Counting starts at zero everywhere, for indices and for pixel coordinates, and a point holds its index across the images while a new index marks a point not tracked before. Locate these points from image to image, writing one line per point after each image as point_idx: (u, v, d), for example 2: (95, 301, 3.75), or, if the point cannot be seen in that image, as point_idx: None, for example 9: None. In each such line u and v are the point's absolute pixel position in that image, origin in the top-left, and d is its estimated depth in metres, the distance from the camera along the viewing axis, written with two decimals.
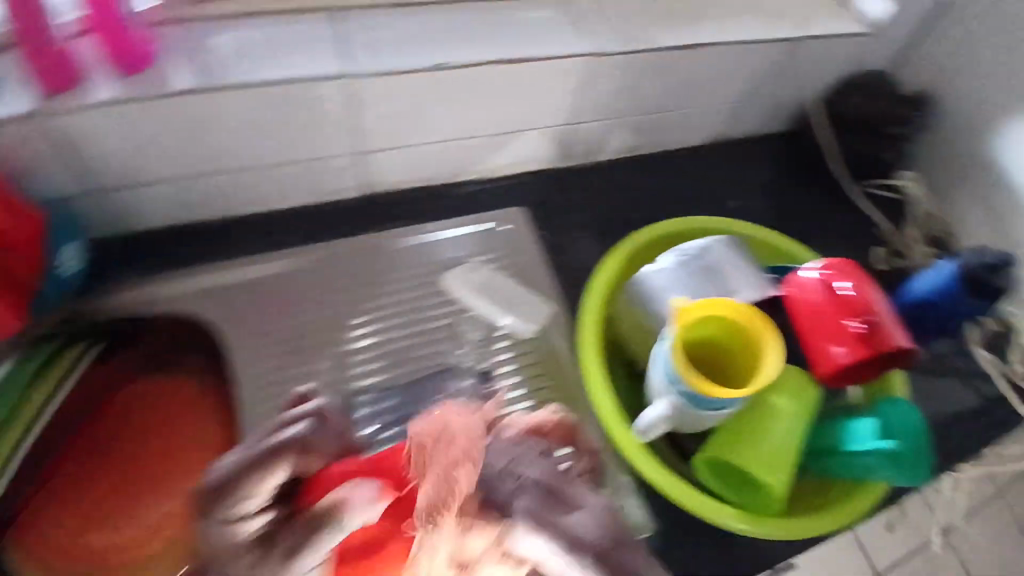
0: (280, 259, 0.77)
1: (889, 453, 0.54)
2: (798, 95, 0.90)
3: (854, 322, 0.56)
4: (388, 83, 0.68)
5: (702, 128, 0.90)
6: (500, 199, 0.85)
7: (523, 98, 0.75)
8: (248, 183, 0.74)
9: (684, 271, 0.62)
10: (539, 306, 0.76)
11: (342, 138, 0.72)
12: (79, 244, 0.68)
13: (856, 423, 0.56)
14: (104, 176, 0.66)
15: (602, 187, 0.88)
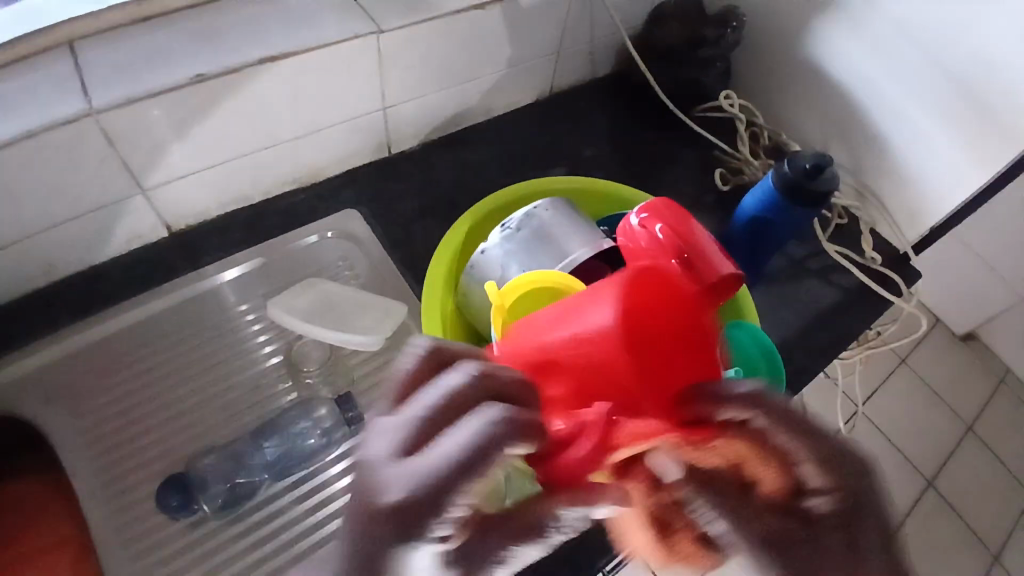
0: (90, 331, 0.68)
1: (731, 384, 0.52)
2: (612, 33, 0.90)
3: (676, 259, 0.55)
4: (141, 109, 0.59)
5: (529, 84, 0.88)
6: (330, 208, 0.79)
7: (321, 92, 0.69)
8: (28, 254, 0.64)
9: (512, 244, 0.59)
10: (379, 305, 0.69)
11: (121, 180, 0.64)
12: None
13: None
14: None
15: (430, 172, 0.84)
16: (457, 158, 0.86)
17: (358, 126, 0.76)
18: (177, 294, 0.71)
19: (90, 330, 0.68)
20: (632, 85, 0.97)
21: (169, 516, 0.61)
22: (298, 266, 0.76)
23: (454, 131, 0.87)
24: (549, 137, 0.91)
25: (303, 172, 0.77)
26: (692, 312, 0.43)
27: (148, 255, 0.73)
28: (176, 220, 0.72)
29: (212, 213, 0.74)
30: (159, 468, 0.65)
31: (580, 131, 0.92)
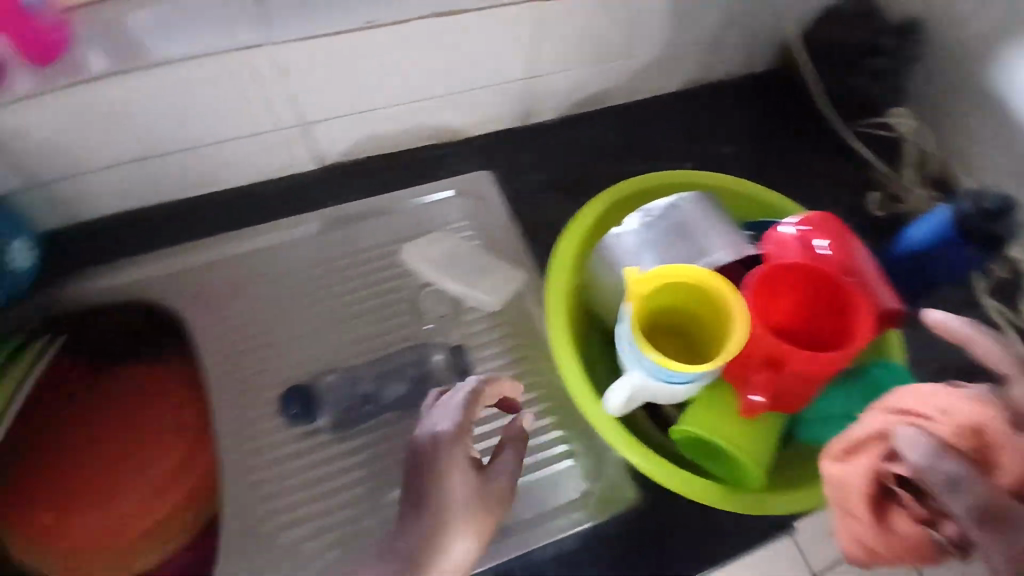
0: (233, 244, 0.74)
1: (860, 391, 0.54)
2: (780, 27, 0.85)
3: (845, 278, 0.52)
4: (315, 48, 0.62)
5: (682, 70, 0.85)
6: (465, 166, 0.81)
7: (478, 52, 0.70)
8: (199, 163, 0.70)
9: (651, 232, 0.58)
10: (501, 268, 0.72)
11: (286, 110, 0.68)
12: (26, 237, 0.65)
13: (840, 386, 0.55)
14: (41, 171, 0.64)
15: (566, 145, 0.83)
16: (597, 135, 0.84)
17: (508, 89, 0.77)
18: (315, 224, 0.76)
19: (238, 242, 0.73)
20: (791, 87, 0.91)
21: (283, 418, 0.67)
22: (425, 216, 0.77)
23: (594, 109, 0.85)
24: (693, 130, 0.87)
25: (446, 125, 0.79)
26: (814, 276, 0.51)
27: (295, 183, 0.77)
28: (325, 154, 0.76)
29: (357, 153, 0.77)
30: (278, 380, 0.69)
31: (726, 130, 0.88)
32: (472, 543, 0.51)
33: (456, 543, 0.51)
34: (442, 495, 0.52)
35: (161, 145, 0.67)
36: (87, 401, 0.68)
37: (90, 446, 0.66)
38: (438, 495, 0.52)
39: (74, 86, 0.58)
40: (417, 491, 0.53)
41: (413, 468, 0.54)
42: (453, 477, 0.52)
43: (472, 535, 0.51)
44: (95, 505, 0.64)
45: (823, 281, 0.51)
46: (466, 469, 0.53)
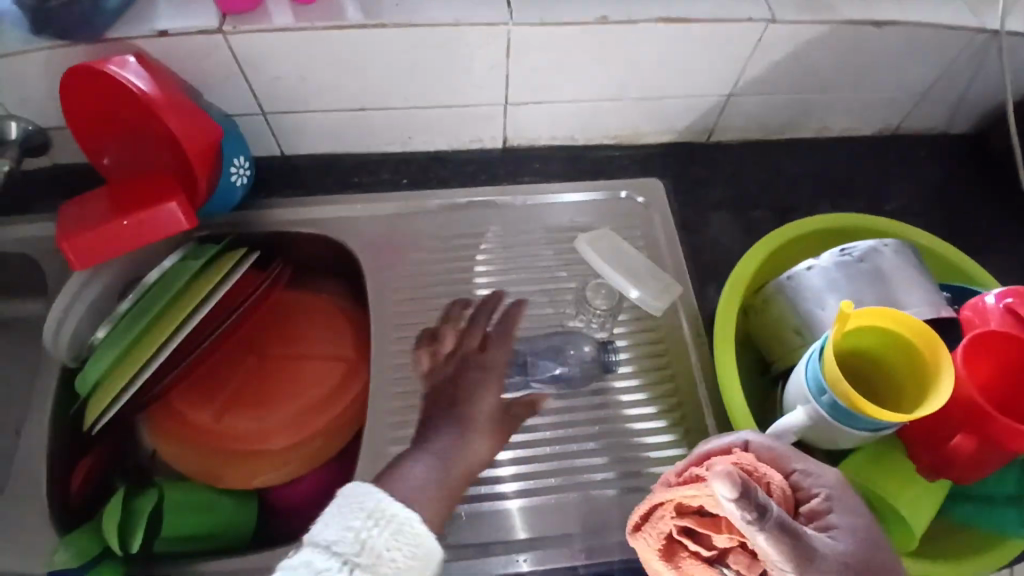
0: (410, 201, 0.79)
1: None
2: (996, 91, 0.81)
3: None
4: (546, 33, 0.66)
5: (871, 116, 0.83)
6: (634, 170, 0.82)
7: (689, 62, 0.71)
8: (399, 121, 0.76)
9: (846, 272, 0.56)
10: (667, 281, 0.71)
11: (496, 87, 0.72)
12: (247, 158, 0.72)
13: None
14: (276, 101, 0.72)
15: (737, 169, 0.83)
16: (769, 165, 0.83)
17: (695, 104, 0.78)
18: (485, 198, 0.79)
19: (419, 199, 0.77)
20: (984, 154, 0.86)
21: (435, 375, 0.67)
22: (592, 211, 0.78)
23: (775, 139, 0.84)
24: (869, 179, 0.84)
25: (625, 128, 0.80)
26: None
27: (472, 156, 0.81)
28: (509, 135, 0.79)
29: (536, 139, 0.80)
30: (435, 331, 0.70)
31: (905, 185, 0.84)
32: (488, 445, 0.63)
33: (477, 440, 0.62)
34: (472, 396, 0.64)
35: (378, 99, 0.72)
36: (267, 320, 0.74)
37: (253, 354, 0.72)
38: (464, 400, 0.64)
39: (324, 33, 0.65)
40: (432, 405, 0.65)
41: (439, 372, 0.67)
42: (480, 392, 0.65)
43: (489, 438, 0.63)
44: (246, 413, 0.70)
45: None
46: (496, 388, 0.66)
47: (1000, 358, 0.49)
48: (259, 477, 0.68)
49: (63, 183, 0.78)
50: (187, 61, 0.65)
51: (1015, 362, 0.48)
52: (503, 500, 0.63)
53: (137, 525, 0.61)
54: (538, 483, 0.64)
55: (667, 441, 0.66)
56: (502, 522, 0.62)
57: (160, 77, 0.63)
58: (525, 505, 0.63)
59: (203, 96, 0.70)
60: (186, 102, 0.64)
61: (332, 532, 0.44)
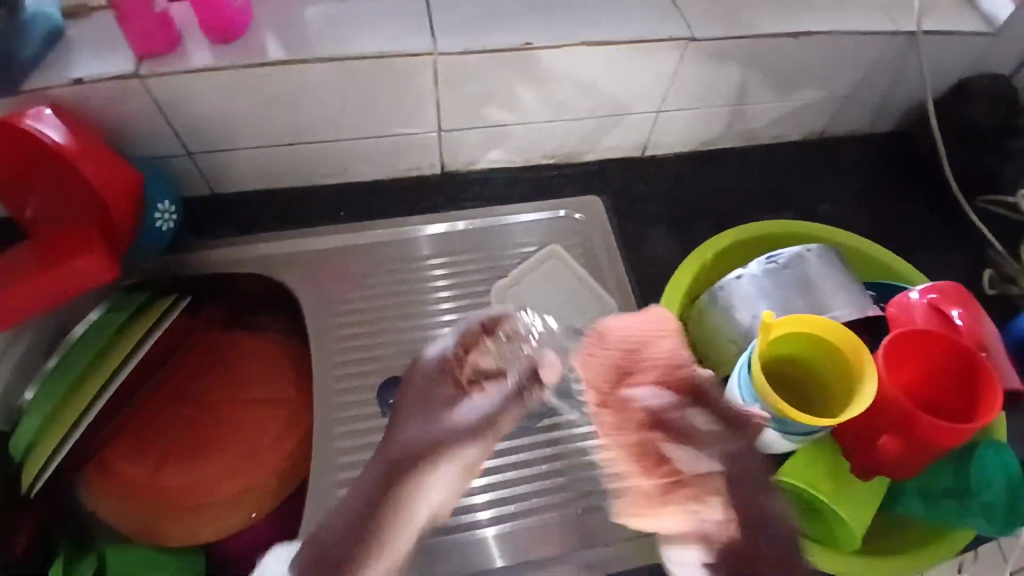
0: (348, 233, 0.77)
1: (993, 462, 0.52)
2: (915, 93, 0.84)
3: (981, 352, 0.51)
4: (473, 62, 0.66)
5: (800, 122, 0.85)
6: (574, 189, 0.82)
7: (616, 82, 0.72)
8: (334, 155, 0.75)
9: (773, 279, 0.57)
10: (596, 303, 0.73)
11: (428, 116, 0.72)
12: (173, 202, 0.71)
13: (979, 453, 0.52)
14: (202, 141, 0.70)
15: (674, 182, 0.84)
16: (705, 177, 0.85)
17: (628, 122, 0.79)
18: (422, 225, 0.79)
19: (358, 232, 0.76)
20: (908, 154, 0.90)
21: (380, 411, 0.67)
22: (533, 232, 0.78)
23: (710, 150, 0.86)
24: (801, 183, 0.87)
25: (562, 149, 0.81)
26: (949, 344, 0.49)
27: (411, 184, 0.80)
28: (447, 162, 0.79)
29: (474, 165, 0.81)
30: (380, 368, 0.70)
31: (836, 186, 0.87)
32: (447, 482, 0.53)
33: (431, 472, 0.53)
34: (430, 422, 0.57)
35: (309, 134, 0.72)
36: (203, 366, 0.73)
37: (187, 407, 0.70)
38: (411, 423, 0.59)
39: (248, 73, 0.64)
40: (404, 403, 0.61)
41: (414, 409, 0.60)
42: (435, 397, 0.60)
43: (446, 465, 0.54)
44: (186, 467, 0.68)
45: (952, 350, 0.49)
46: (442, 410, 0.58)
47: (923, 354, 0.50)
48: (205, 530, 0.67)
49: None
50: (103, 105, 0.64)
51: (936, 355, 0.50)
52: (480, 528, 0.62)
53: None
54: (510, 509, 0.63)
55: None
56: (481, 551, 0.61)
57: (78, 128, 0.62)
58: (500, 531, 0.62)
59: (125, 142, 0.68)
60: (104, 150, 0.63)
61: None
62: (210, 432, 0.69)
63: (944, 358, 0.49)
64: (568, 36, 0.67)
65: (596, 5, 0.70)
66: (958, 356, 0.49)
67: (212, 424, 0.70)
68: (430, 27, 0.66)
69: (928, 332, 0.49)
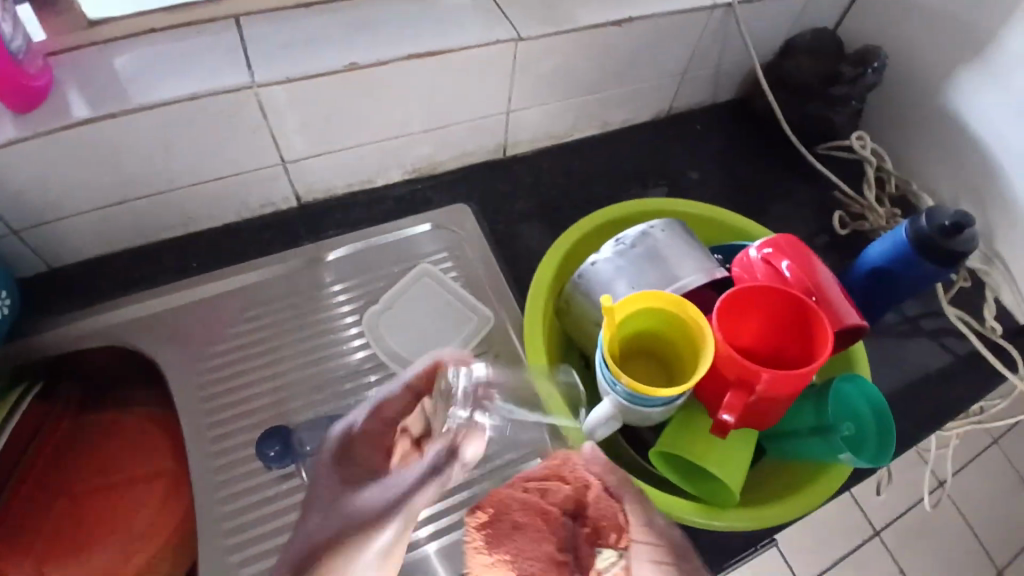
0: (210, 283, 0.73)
1: (866, 406, 0.56)
2: (745, 59, 0.89)
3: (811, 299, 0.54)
4: (304, 90, 0.65)
5: (649, 101, 0.89)
6: (442, 199, 0.82)
7: (456, 89, 0.73)
8: (180, 204, 0.71)
9: (624, 261, 0.59)
10: (476, 319, 0.73)
11: (267, 150, 0.70)
12: (4, 289, 0.64)
13: (845, 392, 0.57)
14: (23, 216, 0.65)
15: (539, 176, 0.86)
16: (568, 166, 0.87)
17: (482, 125, 0.79)
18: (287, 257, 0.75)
19: (218, 281, 0.73)
20: (752, 117, 0.96)
21: (266, 466, 0.64)
22: (406, 249, 0.77)
23: (569, 139, 0.88)
24: (660, 158, 0.90)
25: (422, 161, 0.81)
26: (779, 293, 0.52)
27: (272, 221, 0.78)
28: (306, 192, 0.77)
29: (334, 191, 0.79)
30: (262, 416, 0.68)
31: (692, 156, 0.91)
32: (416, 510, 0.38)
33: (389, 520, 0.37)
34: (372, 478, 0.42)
35: (141, 188, 0.67)
36: (73, 443, 0.67)
37: (55, 501, 0.63)
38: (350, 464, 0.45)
39: (58, 136, 0.59)
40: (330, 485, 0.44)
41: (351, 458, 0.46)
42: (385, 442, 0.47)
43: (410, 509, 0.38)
44: (71, 559, 0.61)
45: (782, 299, 0.52)
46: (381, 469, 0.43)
47: (757, 308, 0.52)
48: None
49: None
50: None
51: (769, 306, 0.52)
52: (420, 545, 0.60)
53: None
54: (450, 521, 0.61)
55: None
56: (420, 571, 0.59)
57: None
58: (442, 545, 0.60)
59: None
60: None
61: None
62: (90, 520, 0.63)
63: (778, 307, 0.52)
64: (398, 51, 0.67)
65: (423, 17, 0.70)
66: (790, 304, 0.52)
67: (88, 512, 0.63)
68: (252, 61, 0.64)
69: (757, 287, 0.52)
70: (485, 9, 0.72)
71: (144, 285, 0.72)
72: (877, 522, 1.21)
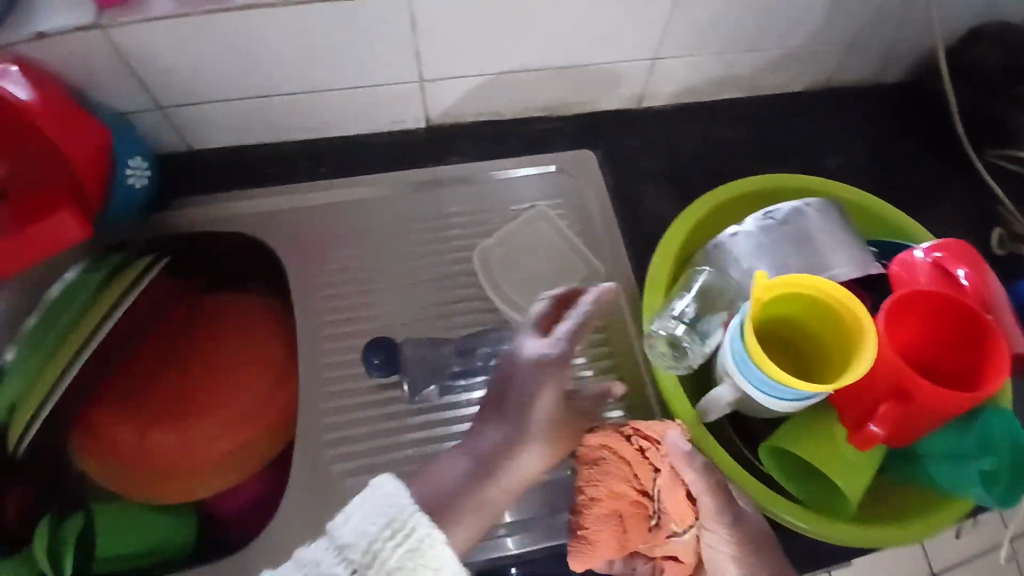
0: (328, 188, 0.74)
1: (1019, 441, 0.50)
2: (928, 40, 0.79)
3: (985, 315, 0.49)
4: (453, 6, 0.62)
5: (807, 72, 0.81)
6: (568, 142, 0.79)
7: (607, 29, 0.68)
8: (314, 108, 0.71)
9: (772, 237, 0.54)
10: (585, 271, 0.71)
11: (407, 66, 0.68)
12: (144, 158, 0.67)
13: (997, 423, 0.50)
14: (172, 94, 0.66)
15: (673, 134, 0.80)
16: (706, 129, 0.81)
17: (624, 72, 0.74)
18: (406, 176, 0.75)
19: (340, 189, 0.74)
20: (919, 107, 0.86)
21: (368, 372, 0.66)
22: (524, 188, 0.75)
23: (711, 100, 0.82)
24: (805, 136, 0.83)
25: (554, 100, 0.77)
26: (954, 306, 0.47)
27: (396, 138, 0.77)
28: (435, 115, 0.76)
29: (462, 117, 0.77)
30: (364, 328, 0.69)
31: (840, 139, 0.83)
32: (542, 460, 0.50)
33: (530, 457, 0.50)
34: (521, 417, 0.51)
35: (280, 84, 0.68)
36: (183, 317, 0.71)
37: (167, 372, 0.68)
38: (511, 388, 0.52)
39: (213, 22, 0.60)
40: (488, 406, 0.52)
41: (504, 384, 0.52)
42: (541, 383, 0.52)
43: (540, 458, 0.50)
44: (167, 428, 0.66)
45: (955, 314, 0.47)
46: (529, 403, 0.51)
47: (925, 317, 0.48)
48: (199, 487, 0.67)
49: None
50: (54, 81, 0.60)
51: (938, 317, 0.48)
52: None
53: (66, 549, 0.61)
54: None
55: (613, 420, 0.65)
56: None
57: (42, 80, 0.59)
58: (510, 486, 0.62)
59: (94, 95, 0.65)
60: (68, 104, 0.60)
61: (348, 532, 0.42)
62: (194, 397, 0.67)
63: (946, 321, 0.48)
64: None
65: None
66: (963, 320, 0.47)
67: (193, 389, 0.68)
68: None
69: (929, 296, 0.47)
70: None
71: (269, 182, 0.74)
72: (939, 562, 1.15)
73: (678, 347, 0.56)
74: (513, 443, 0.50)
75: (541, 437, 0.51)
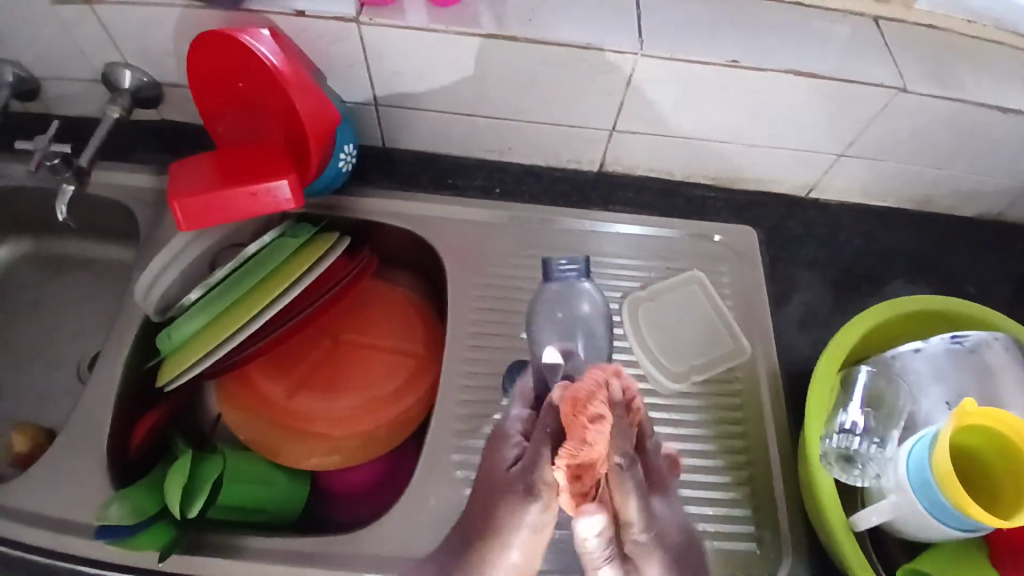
0: (496, 207, 0.78)
1: None
2: None
3: None
4: (671, 68, 0.66)
5: (981, 199, 0.80)
6: (727, 213, 0.81)
7: (803, 118, 0.70)
8: (506, 131, 0.76)
9: (955, 362, 0.56)
10: (725, 346, 0.72)
11: (607, 113, 0.72)
12: (354, 146, 0.74)
13: None
14: (390, 94, 0.72)
15: (832, 230, 0.81)
16: (865, 230, 0.81)
17: (802, 160, 0.76)
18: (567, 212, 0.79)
19: (508, 211, 0.78)
20: None
21: (504, 388, 0.69)
22: (676, 247, 0.78)
23: (875, 205, 0.82)
24: (965, 260, 0.82)
25: (724, 172, 0.80)
26: None
27: (565, 175, 0.81)
28: (610, 161, 0.79)
29: (634, 167, 0.80)
30: (506, 346, 0.72)
31: (1004, 271, 0.82)
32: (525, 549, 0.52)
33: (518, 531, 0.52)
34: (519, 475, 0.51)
35: (487, 104, 0.72)
36: (347, 306, 0.78)
37: (323, 346, 0.75)
38: (488, 472, 0.55)
39: (453, 38, 0.65)
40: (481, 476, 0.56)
41: (483, 472, 0.56)
42: (499, 458, 0.54)
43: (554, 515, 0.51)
44: (312, 393, 0.72)
45: None
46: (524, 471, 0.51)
47: None
48: (316, 456, 0.69)
49: (178, 140, 0.83)
50: (301, 56, 0.67)
51: None
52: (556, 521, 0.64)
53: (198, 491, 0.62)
54: None
55: (730, 500, 0.65)
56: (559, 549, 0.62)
57: (290, 52, 0.65)
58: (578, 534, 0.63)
59: (327, 79, 0.71)
60: (310, 80, 0.65)
61: None
62: (341, 373, 0.73)
63: None
64: (767, 57, 0.66)
65: (804, 37, 0.69)
66: None
67: (341, 366, 0.73)
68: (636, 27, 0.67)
69: None
70: (866, 49, 0.68)
71: (443, 190, 0.79)
72: None
73: (849, 460, 0.56)
74: (490, 505, 0.53)
75: (512, 496, 0.51)
